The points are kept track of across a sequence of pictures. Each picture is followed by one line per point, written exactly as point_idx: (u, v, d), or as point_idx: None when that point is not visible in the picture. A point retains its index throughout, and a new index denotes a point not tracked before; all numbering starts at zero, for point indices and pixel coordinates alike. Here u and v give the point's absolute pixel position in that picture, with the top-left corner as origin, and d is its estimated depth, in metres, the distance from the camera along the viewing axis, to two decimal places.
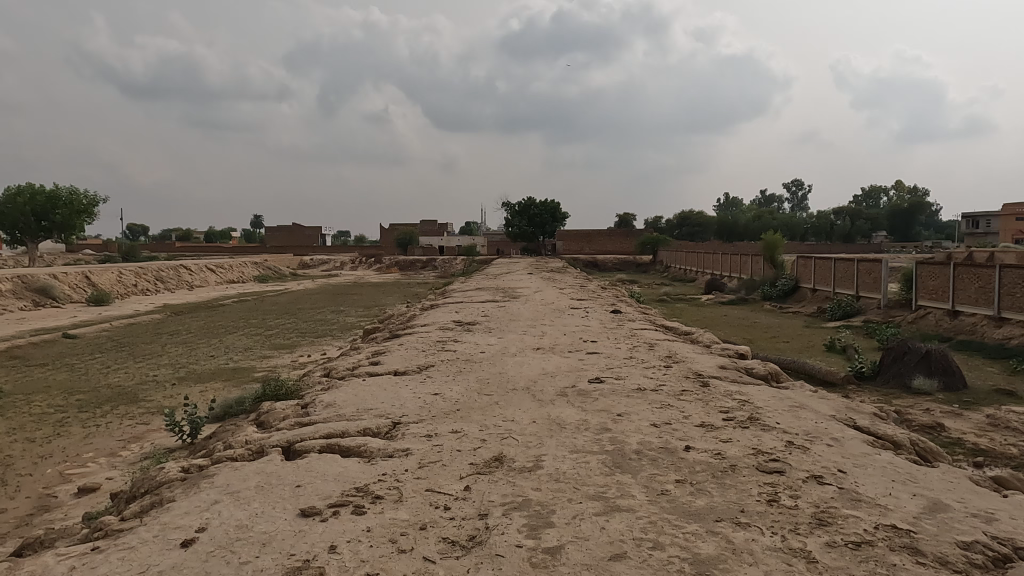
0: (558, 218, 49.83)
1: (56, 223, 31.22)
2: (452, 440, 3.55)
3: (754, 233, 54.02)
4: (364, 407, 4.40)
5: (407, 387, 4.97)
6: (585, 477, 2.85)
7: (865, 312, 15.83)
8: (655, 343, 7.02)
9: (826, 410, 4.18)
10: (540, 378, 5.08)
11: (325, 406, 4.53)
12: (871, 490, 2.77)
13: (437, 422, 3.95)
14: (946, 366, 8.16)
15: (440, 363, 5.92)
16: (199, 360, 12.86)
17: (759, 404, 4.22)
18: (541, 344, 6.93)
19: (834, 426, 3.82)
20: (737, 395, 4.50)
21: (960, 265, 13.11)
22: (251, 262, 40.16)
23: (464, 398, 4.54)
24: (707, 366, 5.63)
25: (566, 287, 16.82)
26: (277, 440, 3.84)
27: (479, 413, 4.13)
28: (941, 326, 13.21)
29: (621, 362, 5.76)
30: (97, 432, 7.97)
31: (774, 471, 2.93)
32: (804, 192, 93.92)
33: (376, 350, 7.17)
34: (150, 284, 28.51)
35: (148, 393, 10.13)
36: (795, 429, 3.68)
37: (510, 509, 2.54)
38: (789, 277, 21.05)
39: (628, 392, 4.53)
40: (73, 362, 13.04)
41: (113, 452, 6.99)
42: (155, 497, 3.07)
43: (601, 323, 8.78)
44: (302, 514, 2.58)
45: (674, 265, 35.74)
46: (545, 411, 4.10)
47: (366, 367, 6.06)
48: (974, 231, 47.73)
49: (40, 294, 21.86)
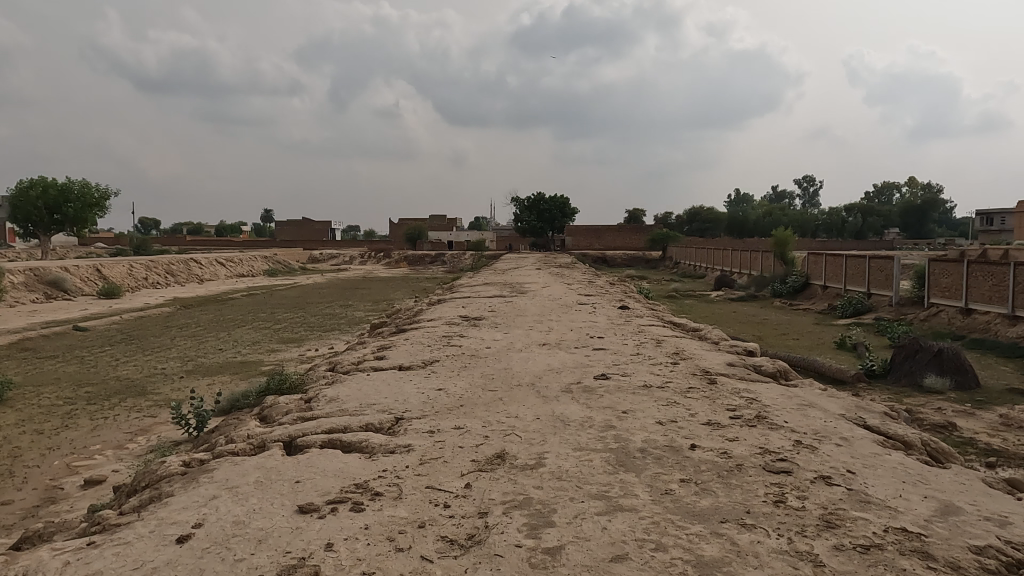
0: (569, 214, 50.31)
1: (68, 217, 31.51)
2: (455, 436, 3.52)
3: (765, 230, 53.71)
4: (367, 402, 4.37)
5: (410, 382, 4.94)
6: (587, 475, 2.80)
7: (876, 310, 15.69)
8: (663, 339, 6.96)
9: (836, 409, 4.11)
10: (546, 374, 5.03)
11: (328, 400, 4.50)
12: (881, 491, 2.71)
13: (440, 418, 3.91)
14: (958, 365, 8.06)
15: (445, 358, 5.90)
16: (207, 354, 12.93)
17: (767, 402, 4.15)
18: (547, 339, 6.88)
19: (843, 425, 3.75)
20: (745, 393, 4.43)
21: (974, 263, 12.94)
22: (261, 256, 40.38)
23: (468, 394, 4.50)
24: (715, 363, 5.56)
25: (574, 282, 16.76)
26: (279, 434, 3.82)
27: (483, 409, 4.09)
28: (955, 325, 13.07)
29: (628, 359, 5.71)
30: (104, 425, 8.03)
31: (781, 471, 2.87)
32: (815, 188, 93.00)
33: (381, 345, 7.16)
34: (160, 277, 28.71)
35: (156, 386, 10.19)
36: (803, 428, 3.61)
37: (511, 508, 2.49)
38: (799, 274, 20.86)
39: (634, 389, 4.47)
40: (83, 354, 13.14)
41: (120, 446, 7.03)
42: (155, 491, 3.05)
43: (608, 319, 8.73)
44: (300, 510, 2.55)
45: (684, 261, 35.54)
46: (548, 408, 4.05)
47: (370, 362, 6.03)
48: (988, 228, 47.11)
49: (52, 287, 22.07)
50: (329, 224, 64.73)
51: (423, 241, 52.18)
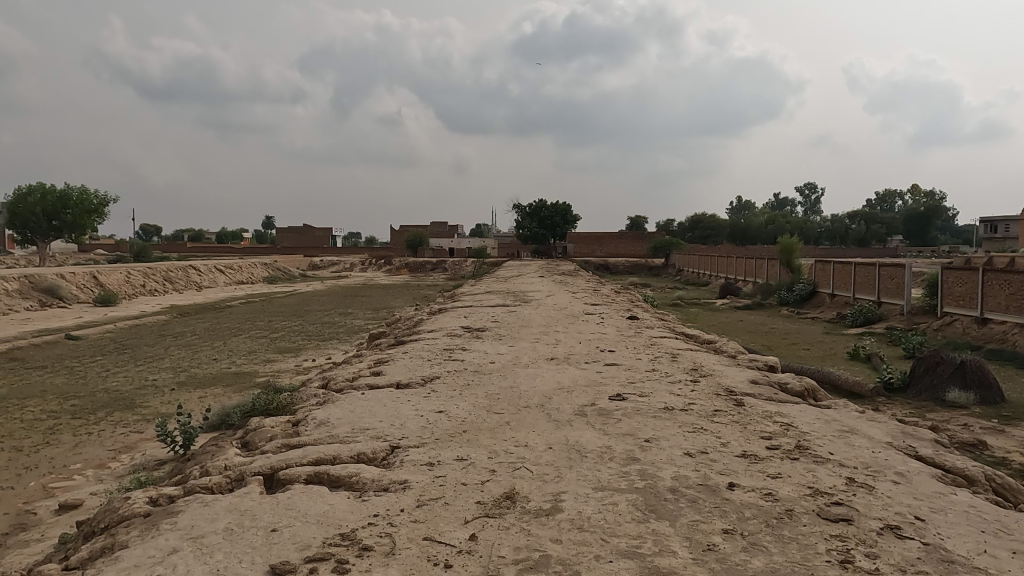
0: (570, 221, 49.97)
1: (66, 223, 31.18)
2: (458, 470, 3.11)
3: (767, 238, 53.42)
4: (360, 426, 3.96)
5: (408, 402, 4.52)
6: (614, 525, 2.38)
7: (887, 319, 15.27)
8: (678, 353, 6.55)
9: (881, 437, 3.69)
10: (556, 395, 4.61)
11: (317, 424, 4.08)
12: (962, 547, 2.28)
13: (440, 447, 3.49)
14: (982, 378, 7.62)
15: (446, 374, 5.48)
16: (200, 364, 12.51)
17: (805, 429, 3.72)
18: (555, 353, 6.46)
19: (894, 457, 3.32)
20: (778, 417, 4.00)
21: (989, 271, 12.53)
22: (261, 262, 40.01)
23: (471, 417, 4.08)
24: (738, 381, 5.15)
25: (579, 291, 16.33)
26: (260, 466, 3.42)
27: (488, 437, 3.66)
28: (970, 335, 12.64)
29: (643, 375, 5.30)
30: (88, 442, 7.62)
31: (840, 519, 2.45)
32: (817, 195, 92.72)
33: (379, 359, 6.74)
34: (158, 285, 28.33)
35: (145, 399, 9.77)
36: (852, 461, 3.19)
37: (526, 570, 2.08)
38: (807, 282, 20.43)
39: (655, 413, 4.05)
40: (74, 364, 12.73)
41: (102, 465, 6.61)
42: (109, 539, 2.63)
43: (617, 330, 8.31)
44: (273, 571, 2.13)
45: (687, 268, 35.17)
46: (561, 434, 3.65)
47: (367, 378, 5.61)
48: (992, 235, 46.76)
49: (47, 295, 21.68)
50: (329, 231, 64.46)
51: (424, 248, 51.88)
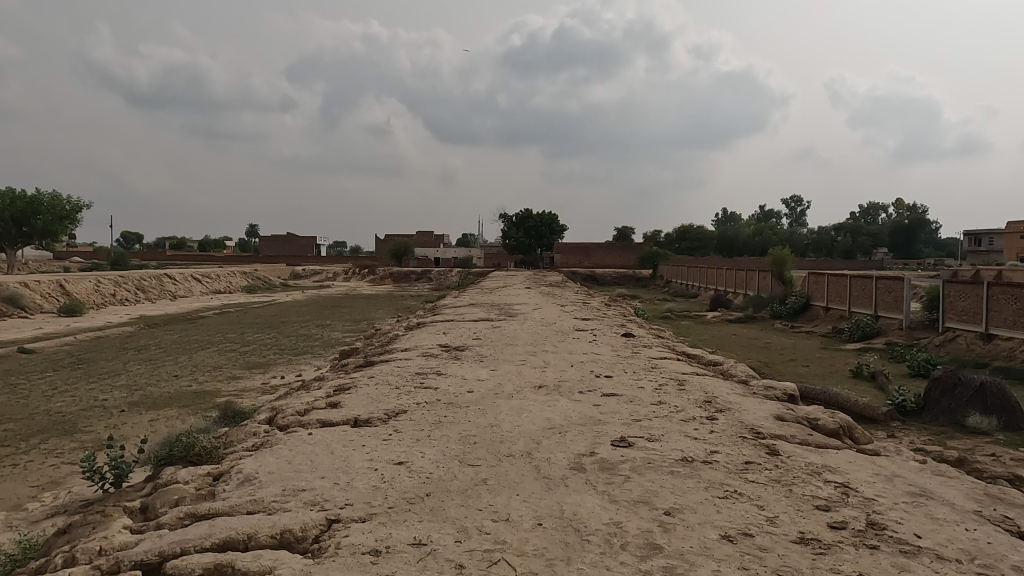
0: (557, 231, 49.27)
1: (38, 229, 29.69)
2: (411, 565, 2.22)
3: (752, 249, 52.93)
4: (293, 486, 3.06)
5: (360, 449, 3.61)
6: None
7: (886, 333, 14.54)
8: (684, 379, 5.70)
9: (969, 505, 2.84)
10: (547, 438, 3.73)
11: (240, 481, 3.20)
12: None
13: (390, 522, 2.61)
14: (1007, 402, 6.55)
15: (413, 408, 4.58)
16: (158, 382, 11.46)
17: (870, 494, 2.88)
18: (543, 380, 5.56)
19: (998, 538, 2.49)
20: (828, 473, 3.15)
21: (995, 284, 11.81)
22: (240, 271, 38.72)
23: (439, 472, 3.20)
24: (760, 418, 4.30)
25: (568, 304, 15.35)
26: (145, 550, 2.51)
27: (456, 505, 2.78)
28: (975, 351, 11.90)
29: (649, 410, 4.45)
30: (9, 476, 6.59)
31: None
32: (800, 208, 93.02)
33: (339, 385, 5.79)
34: (129, 294, 27.09)
35: (88, 424, 8.72)
36: (954, 550, 2.34)
37: None
38: (800, 295, 19.71)
39: (672, 468, 3.19)
40: (20, 382, 11.61)
41: (16, 507, 5.57)
42: None
43: (612, 350, 7.48)
44: None
45: (675, 280, 34.48)
46: (554, 501, 2.78)
47: (320, 412, 4.70)
48: (976, 249, 46.55)
49: (7, 304, 20.41)
50: (314, 240, 63.20)
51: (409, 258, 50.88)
